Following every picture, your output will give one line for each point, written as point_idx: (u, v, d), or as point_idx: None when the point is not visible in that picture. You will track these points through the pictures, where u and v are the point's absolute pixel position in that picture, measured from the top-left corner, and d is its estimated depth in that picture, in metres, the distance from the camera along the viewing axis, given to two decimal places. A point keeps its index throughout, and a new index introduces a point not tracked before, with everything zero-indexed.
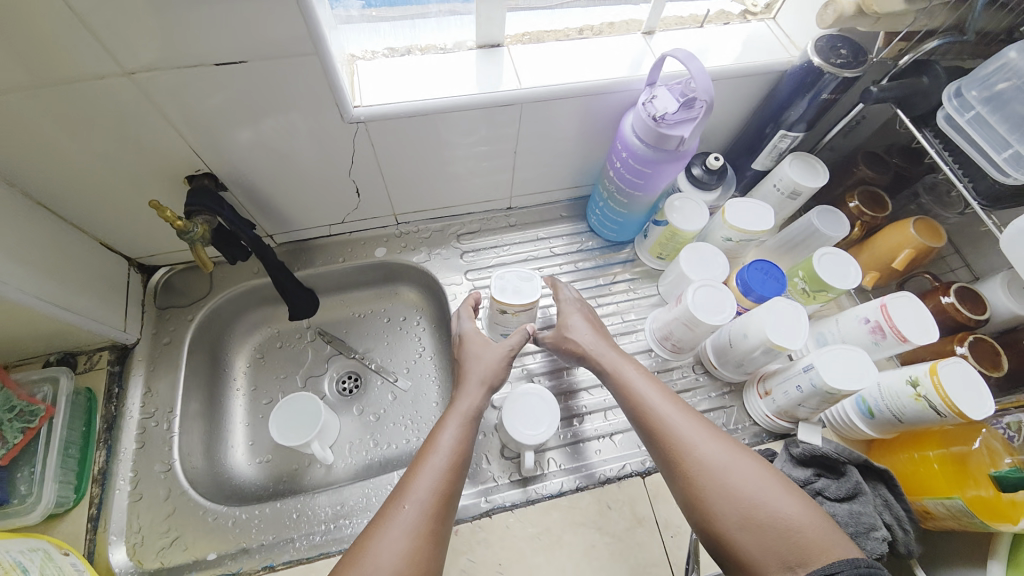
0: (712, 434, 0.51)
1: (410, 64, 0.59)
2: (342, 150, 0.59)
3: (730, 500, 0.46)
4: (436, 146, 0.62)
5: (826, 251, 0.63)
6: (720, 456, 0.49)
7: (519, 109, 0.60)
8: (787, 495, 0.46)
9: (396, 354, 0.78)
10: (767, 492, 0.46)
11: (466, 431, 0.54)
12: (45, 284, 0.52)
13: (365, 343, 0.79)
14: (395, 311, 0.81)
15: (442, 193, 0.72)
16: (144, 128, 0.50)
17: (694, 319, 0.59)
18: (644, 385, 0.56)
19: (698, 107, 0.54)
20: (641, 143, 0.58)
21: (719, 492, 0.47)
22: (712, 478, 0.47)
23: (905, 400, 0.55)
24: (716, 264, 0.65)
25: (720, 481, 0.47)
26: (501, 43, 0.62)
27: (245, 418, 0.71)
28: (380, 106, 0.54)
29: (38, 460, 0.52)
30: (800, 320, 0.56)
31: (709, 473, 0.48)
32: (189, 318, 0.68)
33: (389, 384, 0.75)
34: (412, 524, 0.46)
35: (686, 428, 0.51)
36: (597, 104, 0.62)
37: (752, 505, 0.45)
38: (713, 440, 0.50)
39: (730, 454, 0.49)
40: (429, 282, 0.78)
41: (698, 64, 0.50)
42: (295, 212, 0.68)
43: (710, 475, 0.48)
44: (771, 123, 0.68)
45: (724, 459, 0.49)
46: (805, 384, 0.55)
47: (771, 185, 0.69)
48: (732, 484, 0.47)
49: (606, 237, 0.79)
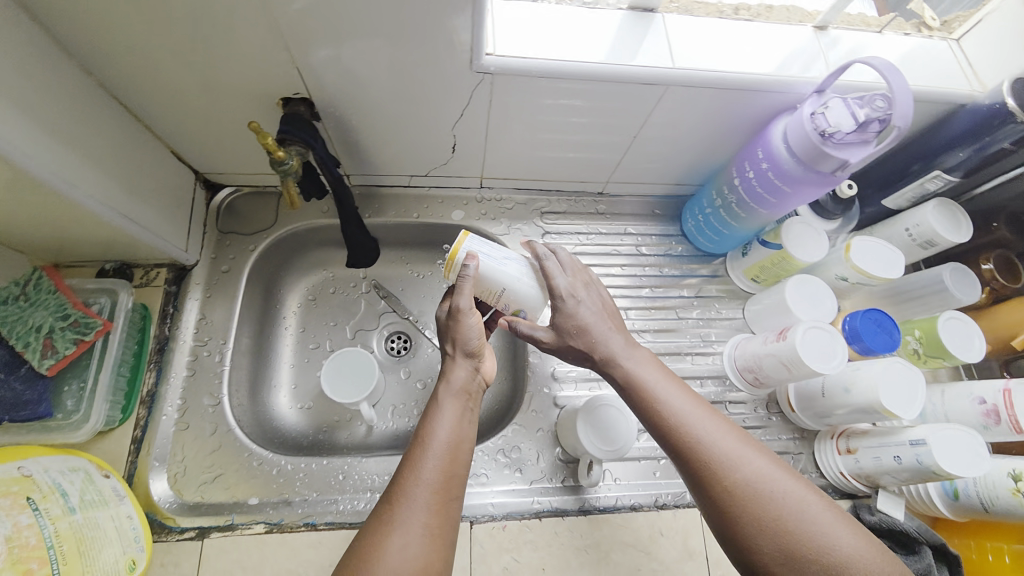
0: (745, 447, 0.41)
1: (550, 12, 0.51)
2: (456, 99, 0.53)
3: (772, 534, 0.37)
4: (555, 112, 0.56)
5: (952, 315, 0.57)
6: (758, 476, 0.39)
7: (662, 91, 0.52)
8: (837, 521, 0.38)
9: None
10: (813, 519, 0.37)
11: (461, 414, 0.46)
12: (116, 191, 0.48)
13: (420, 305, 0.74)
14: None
15: (539, 164, 0.66)
16: (251, 37, 0.44)
17: (795, 362, 0.54)
18: (661, 384, 0.46)
19: (874, 129, 0.47)
20: (792, 158, 0.51)
21: (759, 523, 0.38)
22: (750, 507, 0.38)
23: (1001, 491, 0.50)
24: (824, 305, 0.60)
25: (759, 510, 0.38)
26: (656, 8, 0.54)
27: (292, 361, 0.68)
28: (515, 59, 0.48)
29: (89, 374, 0.50)
30: (916, 386, 0.51)
31: (745, 500, 0.38)
32: (250, 248, 0.65)
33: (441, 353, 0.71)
34: (423, 531, 0.39)
35: (716, 440, 0.41)
36: (743, 102, 0.55)
37: (796, 535, 0.37)
38: (750, 458, 0.40)
39: (771, 472, 0.40)
40: None
41: (900, 79, 0.44)
42: (382, 156, 0.62)
43: (748, 501, 0.38)
44: (920, 161, 0.60)
45: (764, 480, 0.39)
46: (906, 457, 0.51)
47: (901, 229, 0.62)
48: (774, 514, 0.38)
49: (699, 245, 0.73)
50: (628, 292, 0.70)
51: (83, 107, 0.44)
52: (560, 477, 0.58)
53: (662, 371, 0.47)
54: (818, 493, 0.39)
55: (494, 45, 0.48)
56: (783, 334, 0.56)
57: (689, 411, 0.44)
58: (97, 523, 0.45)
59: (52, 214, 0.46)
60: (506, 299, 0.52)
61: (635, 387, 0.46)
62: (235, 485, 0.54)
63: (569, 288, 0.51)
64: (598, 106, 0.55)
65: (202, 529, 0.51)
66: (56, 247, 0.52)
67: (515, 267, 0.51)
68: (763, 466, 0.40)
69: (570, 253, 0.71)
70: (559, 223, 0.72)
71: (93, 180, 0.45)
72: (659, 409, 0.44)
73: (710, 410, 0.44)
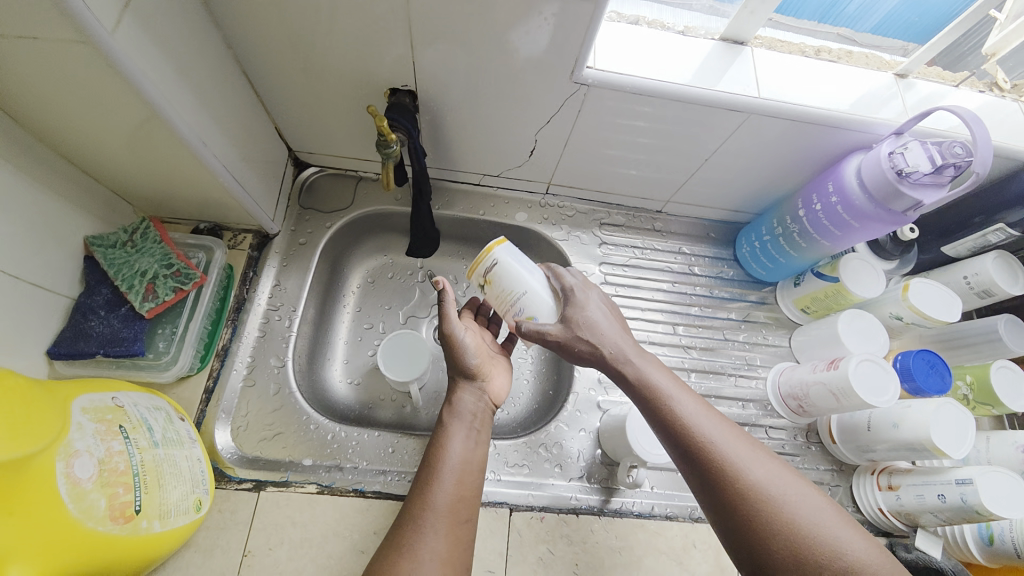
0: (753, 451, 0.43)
1: (647, 36, 0.55)
2: (547, 106, 0.56)
3: (786, 534, 0.39)
4: (637, 129, 0.59)
5: (1005, 364, 0.58)
6: (767, 479, 0.41)
7: (743, 118, 0.55)
8: (845, 527, 0.40)
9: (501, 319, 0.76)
10: (824, 523, 0.39)
11: (468, 441, 0.52)
12: (228, 152, 0.52)
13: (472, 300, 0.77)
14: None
15: (608, 177, 0.69)
16: (380, 28, 0.48)
17: (846, 391, 0.55)
18: (671, 389, 0.48)
19: (948, 175, 0.49)
20: (863, 194, 0.53)
21: (769, 525, 0.39)
22: (765, 507, 0.40)
23: None
24: (876, 341, 0.60)
25: (772, 511, 0.40)
26: (745, 42, 0.57)
27: (347, 337, 0.71)
28: (613, 74, 0.51)
29: (182, 320, 0.54)
30: (966, 428, 0.52)
31: (759, 502, 0.40)
32: (327, 225, 0.69)
33: None
34: (438, 548, 0.44)
35: (727, 442, 0.43)
36: (819, 137, 0.57)
37: (808, 535, 0.39)
38: (759, 462, 0.42)
39: (779, 476, 0.42)
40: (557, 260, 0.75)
41: (983, 130, 0.47)
42: (461, 152, 0.66)
43: (760, 504, 0.40)
44: (983, 214, 0.61)
45: (773, 482, 0.41)
46: (952, 496, 0.51)
47: (960, 276, 0.63)
48: (787, 515, 0.40)
49: (750, 271, 0.74)
50: (676, 307, 0.73)
51: (217, 74, 0.49)
52: (596, 476, 0.59)
53: (669, 375, 0.49)
54: (826, 499, 0.41)
55: (595, 60, 0.52)
56: (834, 363, 0.57)
57: (699, 415, 0.45)
58: (176, 461, 0.46)
59: (173, 169, 0.50)
60: (521, 304, 0.51)
61: (647, 388, 0.48)
62: (291, 445, 0.57)
63: (578, 286, 0.53)
64: (681, 125, 0.57)
65: (259, 482, 0.53)
66: (161, 201, 0.56)
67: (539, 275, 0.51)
68: (767, 470, 0.42)
69: (624, 265, 0.74)
70: (616, 235, 0.75)
71: (213, 139, 0.49)
72: (671, 411, 0.46)
73: (718, 414, 0.46)
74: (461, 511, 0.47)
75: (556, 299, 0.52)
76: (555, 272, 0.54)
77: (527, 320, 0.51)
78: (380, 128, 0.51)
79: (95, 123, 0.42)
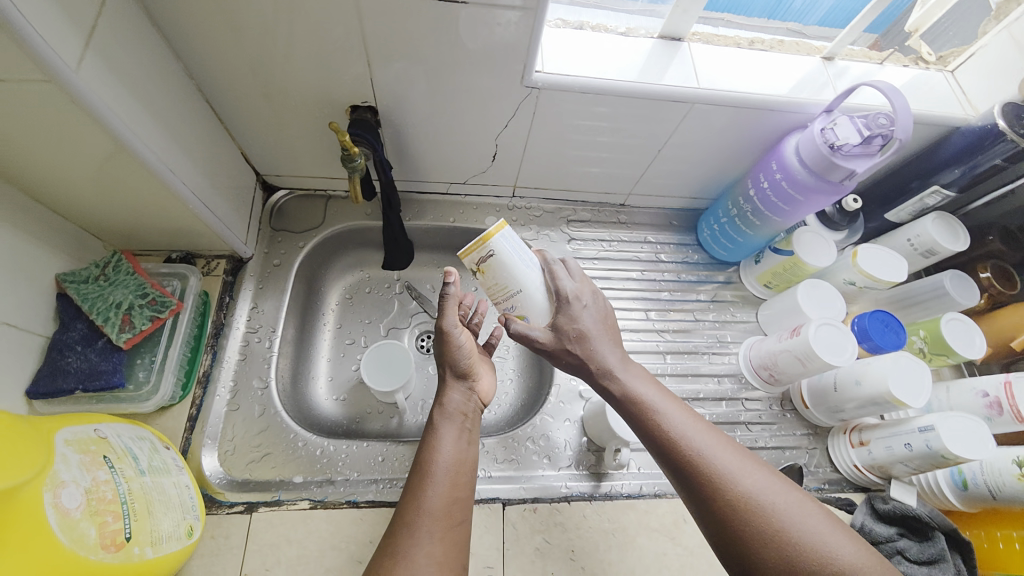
0: (743, 460, 0.43)
1: (590, 39, 0.58)
2: (503, 111, 0.59)
3: (774, 542, 0.39)
4: (590, 126, 0.62)
5: (953, 316, 0.62)
6: (757, 486, 0.42)
7: (688, 108, 0.59)
8: (833, 529, 0.40)
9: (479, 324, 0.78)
10: (811, 527, 0.39)
11: (460, 439, 0.52)
12: (196, 180, 0.53)
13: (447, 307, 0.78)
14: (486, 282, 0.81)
15: (570, 175, 0.72)
16: (336, 49, 0.50)
17: (810, 355, 0.58)
18: (659, 400, 0.48)
19: (876, 145, 0.53)
20: (804, 168, 0.56)
21: (759, 533, 0.39)
22: (754, 518, 0.40)
23: (1007, 477, 0.53)
24: (834, 306, 0.64)
25: (760, 520, 0.40)
26: (682, 38, 0.61)
27: (329, 354, 0.71)
28: (561, 77, 0.54)
29: (160, 349, 0.54)
30: (923, 378, 0.55)
31: (747, 511, 0.40)
32: (300, 245, 0.70)
33: None
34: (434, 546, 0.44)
35: (714, 452, 0.44)
36: (759, 120, 0.61)
37: (798, 541, 0.39)
38: (749, 469, 0.43)
39: (768, 484, 0.42)
40: None
41: (902, 100, 0.50)
42: (426, 163, 0.68)
43: (749, 512, 0.40)
44: (919, 178, 0.66)
45: (762, 493, 0.41)
46: (917, 444, 0.54)
47: (904, 239, 0.67)
48: (775, 524, 0.40)
49: (713, 254, 0.78)
50: (648, 294, 0.75)
51: (178, 104, 0.50)
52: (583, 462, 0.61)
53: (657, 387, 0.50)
54: (814, 503, 0.42)
55: (543, 65, 0.55)
56: (796, 330, 0.60)
57: (686, 424, 0.46)
58: (164, 488, 0.47)
59: (141, 200, 0.51)
60: (515, 301, 0.51)
61: (634, 402, 0.49)
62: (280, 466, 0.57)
63: (575, 291, 0.53)
64: (631, 119, 0.60)
65: (250, 503, 0.53)
66: (130, 233, 0.57)
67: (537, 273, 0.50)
68: (756, 477, 0.42)
69: (594, 258, 0.76)
70: (584, 230, 0.78)
71: (180, 167, 0.50)
72: (657, 421, 0.47)
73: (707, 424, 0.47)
74: (456, 510, 0.47)
75: (550, 301, 0.52)
76: (550, 268, 0.53)
77: (518, 318, 0.52)
78: (343, 143, 0.53)
79: (59, 158, 0.43)
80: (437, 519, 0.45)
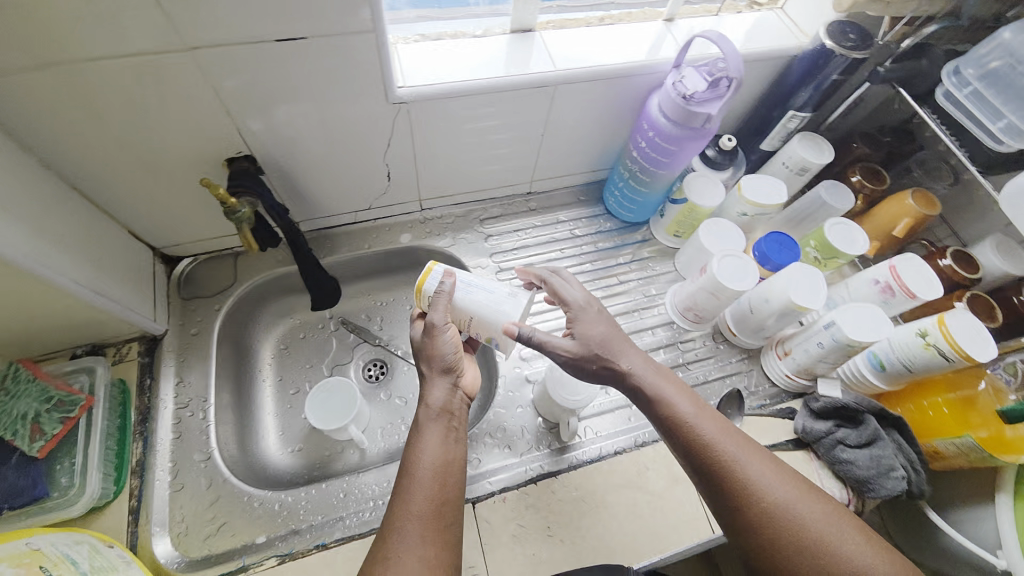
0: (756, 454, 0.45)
1: (446, 47, 0.60)
2: (382, 131, 0.60)
3: (811, 557, 0.40)
4: (470, 127, 0.64)
5: (835, 220, 0.67)
6: (773, 482, 0.43)
7: (553, 91, 0.62)
8: (866, 543, 0.41)
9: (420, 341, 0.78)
10: (845, 541, 0.40)
11: (446, 437, 0.48)
12: (81, 268, 0.51)
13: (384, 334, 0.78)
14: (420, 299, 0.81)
15: (470, 176, 0.74)
16: (194, 107, 0.50)
17: (719, 287, 0.63)
18: (690, 408, 0.48)
19: (724, 87, 0.57)
20: (668, 122, 0.61)
21: (797, 553, 0.40)
22: (790, 535, 0.41)
23: (915, 350, 0.57)
24: (734, 238, 0.69)
25: (796, 534, 0.41)
26: (533, 28, 0.64)
27: (274, 408, 0.70)
28: (424, 87, 0.56)
29: (79, 450, 0.52)
30: (819, 283, 0.59)
31: (783, 527, 0.41)
32: (216, 308, 0.68)
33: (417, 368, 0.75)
34: (419, 553, 0.41)
35: (750, 464, 0.44)
36: (622, 87, 0.65)
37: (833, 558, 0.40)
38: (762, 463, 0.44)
39: (800, 497, 0.43)
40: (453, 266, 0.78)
41: (729, 44, 0.54)
42: (325, 197, 0.68)
43: (785, 526, 0.41)
44: (779, 107, 0.72)
45: (796, 505, 0.42)
46: (827, 340, 0.59)
47: (780, 164, 0.73)
48: (810, 539, 0.41)
49: (623, 218, 0.82)
50: (572, 270, 0.78)
51: (39, 196, 0.48)
52: (543, 444, 0.62)
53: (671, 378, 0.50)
54: (844, 513, 0.43)
55: (405, 80, 0.56)
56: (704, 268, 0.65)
57: (697, 417, 0.47)
58: None
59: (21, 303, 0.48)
60: (474, 326, 0.56)
61: (665, 410, 0.48)
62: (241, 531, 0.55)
63: (582, 300, 0.55)
64: (505, 111, 0.63)
65: None
66: (24, 339, 0.54)
67: (479, 294, 0.55)
68: (788, 490, 0.43)
69: (514, 249, 0.78)
70: (499, 225, 0.80)
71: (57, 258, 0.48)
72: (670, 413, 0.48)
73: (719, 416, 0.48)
74: (443, 511, 0.44)
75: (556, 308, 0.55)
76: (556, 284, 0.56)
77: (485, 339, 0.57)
78: (220, 197, 0.53)
79: None
80: (423, 523, 0.42)
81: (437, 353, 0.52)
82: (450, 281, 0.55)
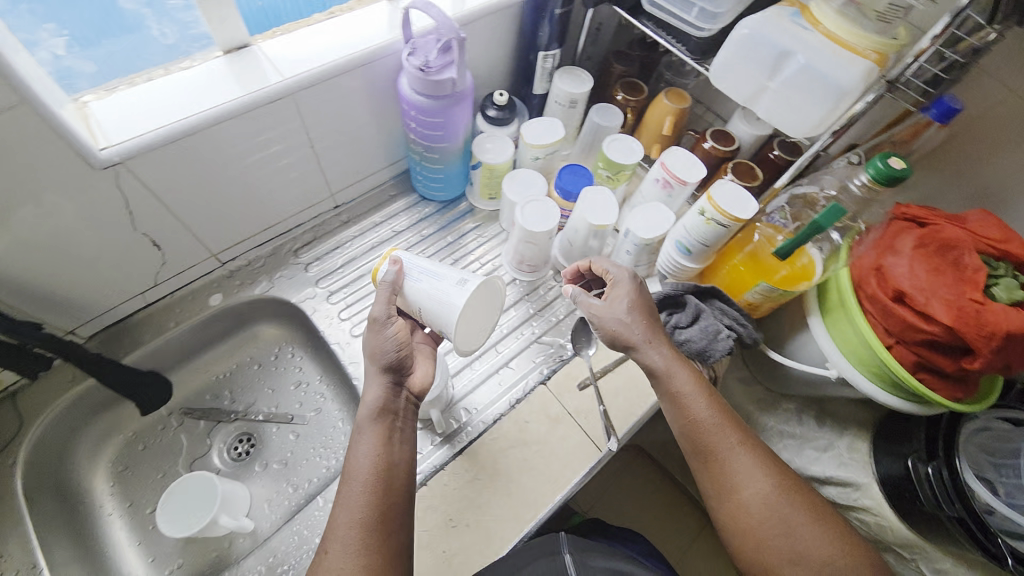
0: (694, 386, 0.59)
1: (153, 89, 0.54)
2: (113, 199, 0.55)
3: (768, 539, 0.53)
4: (220, 162, 0.60)
5: (612, 138, 0.74)
6: (701, 403, 0.58)
7: (294, 101, 0.59)
8: (818, 534, 0.53)
9: (278, 395, 0.76)
10: (802, 541, 0.53)
11: (383, 439, 0.52)
12: None
13: (235, 405, 0.74)
14: (263, 354, 0.79)
15: (263, 209, 0.71)
16: None
17: (531, 234, 0.68)
18: (692, 391, 0.59)
19: (455, 48, 0.58)
20: (423, 98, 0.61)
21: (761, 531, 0.54)
22: (751, 521, 0.54)
23: (702, 228, 0.65)
24: (536, 183, 0.73)
25: (761, 521, 0.54)
26: (250, 42, 0.59)
27: (134, 537, 0.65)
28: (134, 141, 0.51)
29: None
30: (608, 201, 0.68)
31: (749, 515, 0.54)
32: (13, 462, 0.59)
33: (285, 425, 0.73)
34: (349, 550, 0.46)
35: (733, 456, 0.56)
36: (370, 74, 0.63)
37: (788, 549, 0.53)
38: (695, 387, 0.59)
39: (769, 492, 0.55)
40: (282, 307, 0.76)
41: (437, 9, 0.54)
42: (90, 284, 0.61)
43: (750, 512, 0.54)
44: (532, 49, 0.75)
45: (759, 501, 0.54)
46: (631, 245, 0.71)
47: (553, 102, 0.77)
48: (772, 526, 0.53)
49: (439, 197, 0.84)
50: None
51: None
52: (429, 442, 0.65)
53: (650, 315, 0.62)
54: (813, 522, 0.54)
55: (107, 138, 0.51)
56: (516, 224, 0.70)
57: (664, 352, 0.60)
58: None
59: None
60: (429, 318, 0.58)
61: (673, 400, 0.59)
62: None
63: (616, 275, 0.64)
64: (252, 134, 0.60)
65: None
66: None
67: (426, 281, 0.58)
68: (762, 483, 0.55)
69: (341, 265, 0.78)
70: (315, 250, 0.78)
71: None
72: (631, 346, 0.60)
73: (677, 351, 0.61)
74: (379, 506, 0.49)
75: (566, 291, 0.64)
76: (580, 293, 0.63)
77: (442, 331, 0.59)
78: None
79: None
80: (356, 519, 0.48)
81: (378, 349, 0.56)
82: (396, 268, 0.59)
